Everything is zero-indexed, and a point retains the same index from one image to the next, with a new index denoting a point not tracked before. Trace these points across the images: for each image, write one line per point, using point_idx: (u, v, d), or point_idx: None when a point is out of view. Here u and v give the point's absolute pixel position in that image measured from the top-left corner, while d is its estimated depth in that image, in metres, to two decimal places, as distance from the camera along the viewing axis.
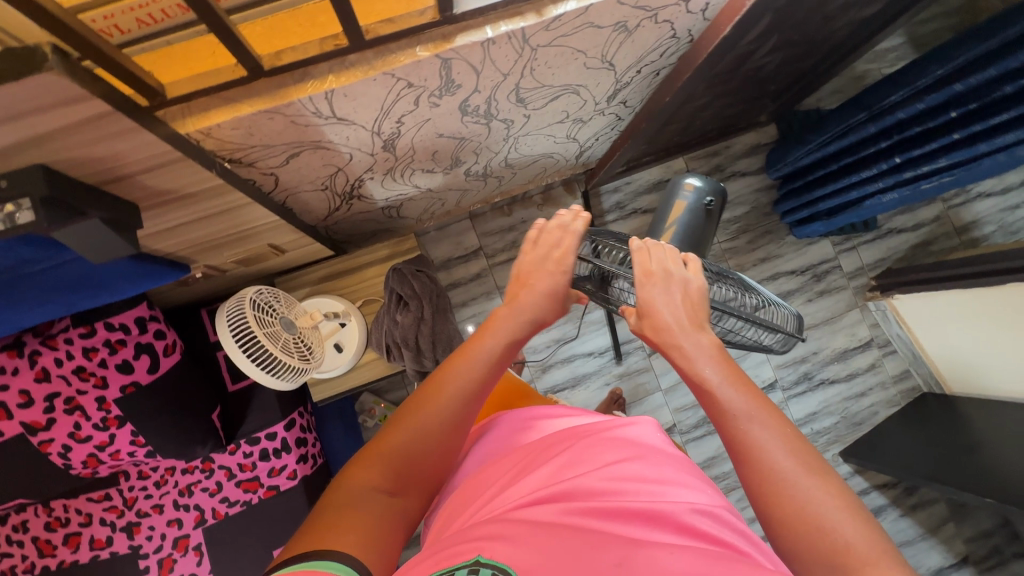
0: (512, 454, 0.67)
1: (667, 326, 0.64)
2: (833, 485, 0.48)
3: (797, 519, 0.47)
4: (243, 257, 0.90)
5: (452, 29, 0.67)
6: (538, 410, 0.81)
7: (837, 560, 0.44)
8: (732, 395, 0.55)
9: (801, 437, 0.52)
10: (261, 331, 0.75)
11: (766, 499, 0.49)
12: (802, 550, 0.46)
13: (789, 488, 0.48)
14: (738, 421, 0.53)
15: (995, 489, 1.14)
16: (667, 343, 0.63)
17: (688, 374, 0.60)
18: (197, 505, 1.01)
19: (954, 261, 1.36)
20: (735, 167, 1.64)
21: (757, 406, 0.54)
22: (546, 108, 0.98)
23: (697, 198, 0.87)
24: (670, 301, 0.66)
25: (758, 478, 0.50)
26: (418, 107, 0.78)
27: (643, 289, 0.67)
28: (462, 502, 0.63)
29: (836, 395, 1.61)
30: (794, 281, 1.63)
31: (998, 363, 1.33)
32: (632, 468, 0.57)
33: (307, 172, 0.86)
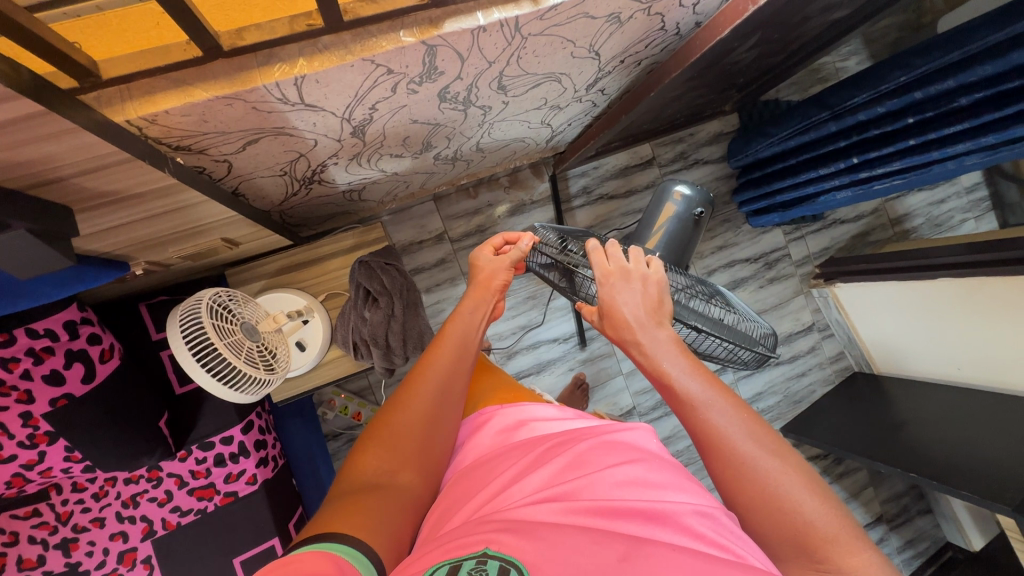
0: (507, 456, 0.66)
1: (627, 322, 0.66)
2: (794, 468, 0.52)
3: (760, 500, 0.51)
4: (191, 252, 0.80)
5: (439, 14, 0.60)
6: (528, 409, 0.79)
7: (801, 538, 0.49)
8: (691, 384, 0.58)
9: (759, 421, 0.56)
10: (222, 340, 0.68)
11: (732, 483, 0.53)
12: (771, 532, 0.51)
13: (751, 471, 0.52)
14: (699, 409, 0.57)
15: (917, 463, 1.28)
16: (627, 338, 0.65)
17: (648, 367, 0.63)
18: (144, 516, 0.94)
19: (891, 254, 1.46)
20: (697, 155, 1.66)
21: (714, 393, 0.57)
22: (526, 95, 0.93)
23: (684, 207, 0.92)
24: (630, 296, 0.67)
25: (721, 460, 0.54)
26: (394, 94, 0.71)
27: (604, 286, 0.69)
28: (450, 504, 0.61)
29: (780, 375, 1.73)
30: (747, 268, 1.69)
31: (922, 347, 1.47)
32: (634, 469, 0.57)
33: (265, 158, 0.78)
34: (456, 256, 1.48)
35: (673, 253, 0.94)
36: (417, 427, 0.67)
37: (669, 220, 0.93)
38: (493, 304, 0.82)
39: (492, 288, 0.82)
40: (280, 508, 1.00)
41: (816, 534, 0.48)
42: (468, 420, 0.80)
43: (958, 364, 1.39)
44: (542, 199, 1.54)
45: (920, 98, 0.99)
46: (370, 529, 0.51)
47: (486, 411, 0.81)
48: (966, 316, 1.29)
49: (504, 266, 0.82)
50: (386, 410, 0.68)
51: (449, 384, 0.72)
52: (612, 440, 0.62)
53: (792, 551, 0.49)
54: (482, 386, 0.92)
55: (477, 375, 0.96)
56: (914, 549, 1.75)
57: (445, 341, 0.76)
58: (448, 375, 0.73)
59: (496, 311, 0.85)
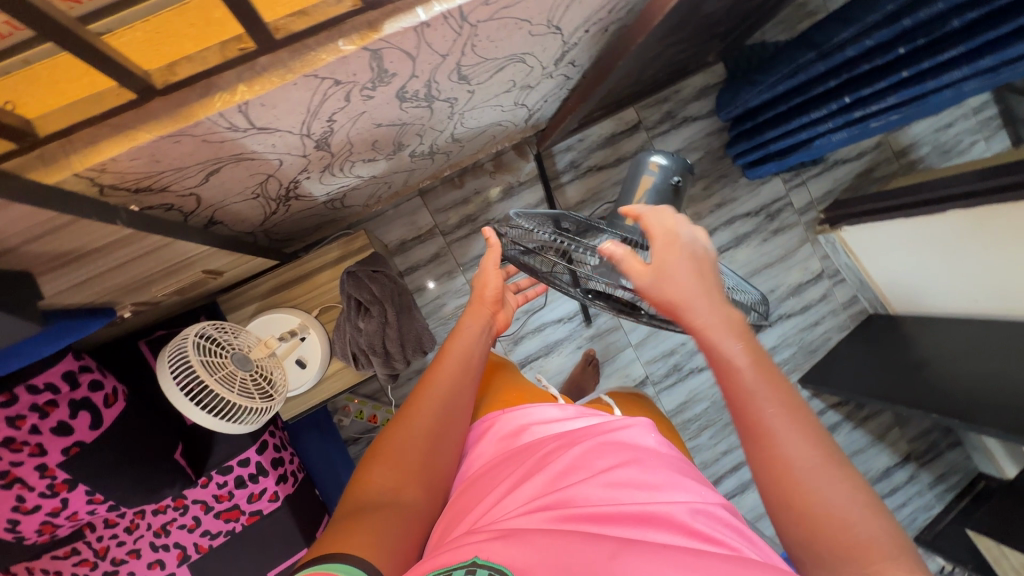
0: (510, 461, 0.66)
1: (693, 296, 0.59)
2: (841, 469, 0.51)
3: (805, 503, 0.50)
4: (176, 288, 0.80)
5: (378, 15, 0.58)
6: (531, 410, 0.77)
7: (852, 550, 0.47)
8: (760, 389, 0.55)
9: (817, 430, 0.54)
10: (212, 377, 0.68)
11: (779, 485, 0.52)
12: (815, 535, 0.49)
13: (800, 474, 0.51)
14: (759, 404, 0.55)
15: (943, 407, 1.26)
16: (692, 315, 0.59)
17: (712, 354, 0.59)
18: (176, 542, 0.96)
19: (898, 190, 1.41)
20: (686, 113, 1.58)
21: (780, 401, 0.55)
22: (491, 80, 0.90)
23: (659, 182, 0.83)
24: (678, 270, 0.60)
25: (770, 461, 0.53)
26: (349, 102, 0.69)
27: (663, 252, 0.61)
28: (458, 512, 0.61)
29: (793, 327, 1.66)
30: (749, 223, 1.63)
31: (938, 283, 1.42)
32: (625, 469, 0.57)
33: (231, 184, 0.77)
34: (450, 249, 1.46)
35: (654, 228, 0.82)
36: (421, 439, 0.67)
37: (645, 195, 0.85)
38: (491, 316, 0.83)
39: (485, 295, 0.82)
40: (307, 519, 1.03)
41: (873, 547, 0.47)
42: (474, 425, 0.80)
43: (976, 297, 1.35)
44: (529, 179, 1.50)
45: (910, 27, 0.93)
46: (375, 541, 0.53)
47: (488, 416, 0.80)
48: (980, 248, 1.24)
49: (493, 273, 0.81)
50: (396, 421, 0.70)
51: (453, 398, 0.72)
52: (609, 442, 0.62)
53: (840, 561, 0.48)
54: (491, 387, 0.91)
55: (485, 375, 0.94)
56: (947, 483, 1.75)
57: (445, 356, 0.76)
58: (453, 388, 0.73)
59: (498, 322, 0.85)
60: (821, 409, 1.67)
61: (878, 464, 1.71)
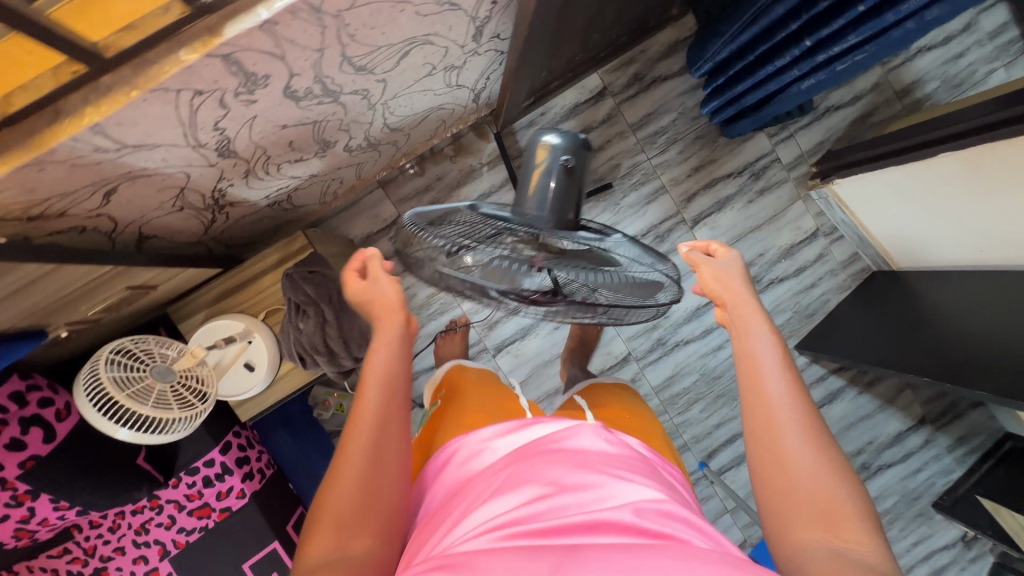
0: (467, 487, 0.69)
1: (739, 305, 0.72)
2: (834, 451, 0.64)
3: (791, 476, 0.63)
4: (107, 305, 0.83)
5: (216, 19, 0.56)
6: (483, 434, 0.79)
7: (829, 517, 0.60)
8: (779, 381, 0.67)
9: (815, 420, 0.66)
10: (124, 392, 0.71)
11: (775, 461, 0.64)
12: (798, 506, 0.61)
13: (794, 454, 0.63)
14: (772, 398, 0.67)
15: (938, 370, 1.18)
16: (738, 319, 0.72)
17: (744, 353, 0.71)
18: (156, 539, 1.03)
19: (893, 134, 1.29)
20: (654, 73, 1.48)
21: (793, 392, 0.67)
22: (400, 67, 0.87)
23: (547, 158, 0.69)
24: (732, 275, 0.74)
25: (771, 443, 0.65)
26: (230, 110, 0.68)
27: (716, 269, 0.74)
28: (422, 541, 0.65)
29: (786, 291, 1.57)
30: (732, 184, 1.53)
31: (938, 234, 1.31)
32: (571, 487, 0.62)
33: (141, 202, 0.78)
34: None
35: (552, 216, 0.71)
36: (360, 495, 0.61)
37: (536, 176, 0.70)
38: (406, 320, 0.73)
39: (392, 305, 0.72)
40: (275, 512, 1.07)
41: (843, 513, 0.60)
42: (434, 458, 0.81)
43: (980, 246, 1.24)
44: (491, 160, 1.46)
45: None
46: None
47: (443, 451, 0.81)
48: (980, 190, 1.13)
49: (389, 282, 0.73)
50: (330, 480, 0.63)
51: (385, 433, 0.65)
52: (560, 457, 0.67)
53: (816, 523, 0.60)
54: (450, 417, 0.91)
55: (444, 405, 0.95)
56: (968, 445, 1.63)
57: (363, 392, 0.67)
58: (383, 423, 0.65)
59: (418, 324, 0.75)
60: (821, 375, 1.58)
61: (888, 429, 1.61)
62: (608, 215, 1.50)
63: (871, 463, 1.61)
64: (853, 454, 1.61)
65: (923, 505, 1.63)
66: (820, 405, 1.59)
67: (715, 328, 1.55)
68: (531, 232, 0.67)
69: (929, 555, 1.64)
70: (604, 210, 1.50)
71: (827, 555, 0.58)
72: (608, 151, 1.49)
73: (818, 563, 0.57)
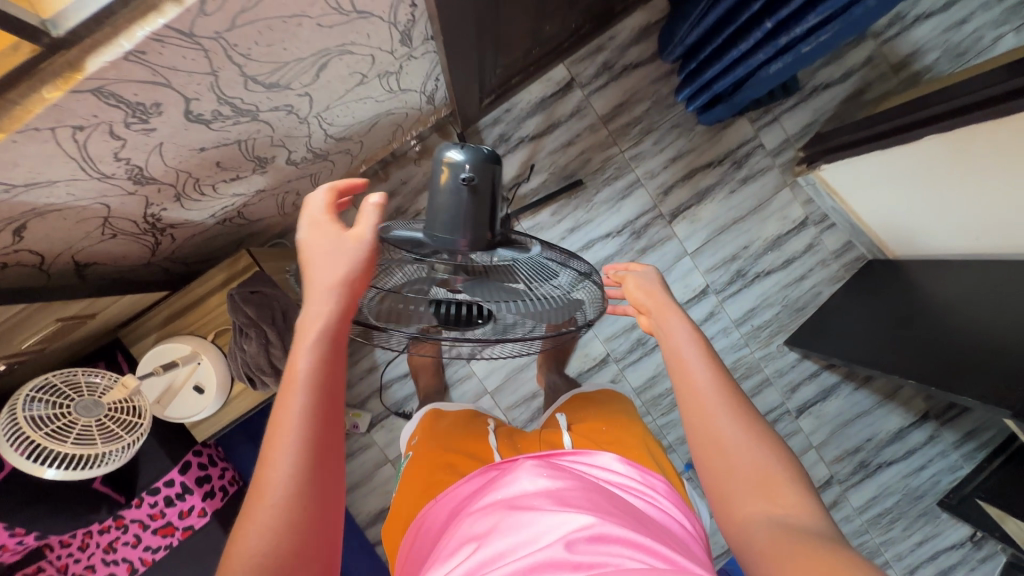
0: (436, 548, 0.70)
1: (656, 313, 0.70)
2: (758, 420, 0.61)
3: (725, 461, 0.59)
4: (43, 337, 0.82)
5: (77, 53, 0.53)
6: (453, 490, 0.81)
7: (766, 486, 0.56)
8: (700, 371, 0.64)
9: (740, 401, 0.62)
10: (42, 433, 0.73)
11: (709, 452, 0.60)
12: (735, 488, 0.57)
13: (725, 446, 0.59)
14: (699, 393, 0.63)
15: (921, 373, 1.11)
16: (658, 324, 0.70)
17: (668, 354, 0.67)
18: (124, 557, 1.04)
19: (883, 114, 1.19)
20: (625, 60, 1.40)
21: (715, 377, 0.63)
22: (321, 79, 0.83)
23: (448, 174, 0.63)
24: (651, 286, 0.73)
25: (701, 441, 0.61)
26: (127, 140, 0.66)
27: (633, 286, 0.74)
28: None
29: (774, 285, 1.49)
30: (712, 174, 1.45)
31: (931, 221, 1.21)
32: (512, 536, 0.62)
33: (61, 234, 0.77)
34: None
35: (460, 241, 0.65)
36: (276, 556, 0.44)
37: (436, 197, 0.64)
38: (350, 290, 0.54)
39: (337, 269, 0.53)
40: None
41: (773, 475, 0.56)
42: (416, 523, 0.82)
43: (977, 234, 1.14)
44: None
45: None
46: None
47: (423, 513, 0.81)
48: (967, 176, 1.04)
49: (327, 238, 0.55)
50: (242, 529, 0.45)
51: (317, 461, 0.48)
52: (511, 506, 0.68)
53: (754, 492, 0.56)
54: (427, 469, 0.90)
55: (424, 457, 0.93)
56: (977, 440, 1.54)
57: (300, 385, 0.50)
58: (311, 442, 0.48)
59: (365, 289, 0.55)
60: (814, 371, 1.51)
61: (888, 426, 1.53)
62: (581, 212, 1.44)
63: (870, 461, 1.54)
64: (850, 452, 1.53)
65: (927, 504, 1.55)
66: (813, 402, 1.52)
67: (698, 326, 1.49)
68: (446, 257, 0.65)
69: (935, 555, 1.56)
70: (577, 208, 1.44)
71: (766, 524, 0.53)
72: (578, 146, 1.42)
73: (758, 535, 0.52)
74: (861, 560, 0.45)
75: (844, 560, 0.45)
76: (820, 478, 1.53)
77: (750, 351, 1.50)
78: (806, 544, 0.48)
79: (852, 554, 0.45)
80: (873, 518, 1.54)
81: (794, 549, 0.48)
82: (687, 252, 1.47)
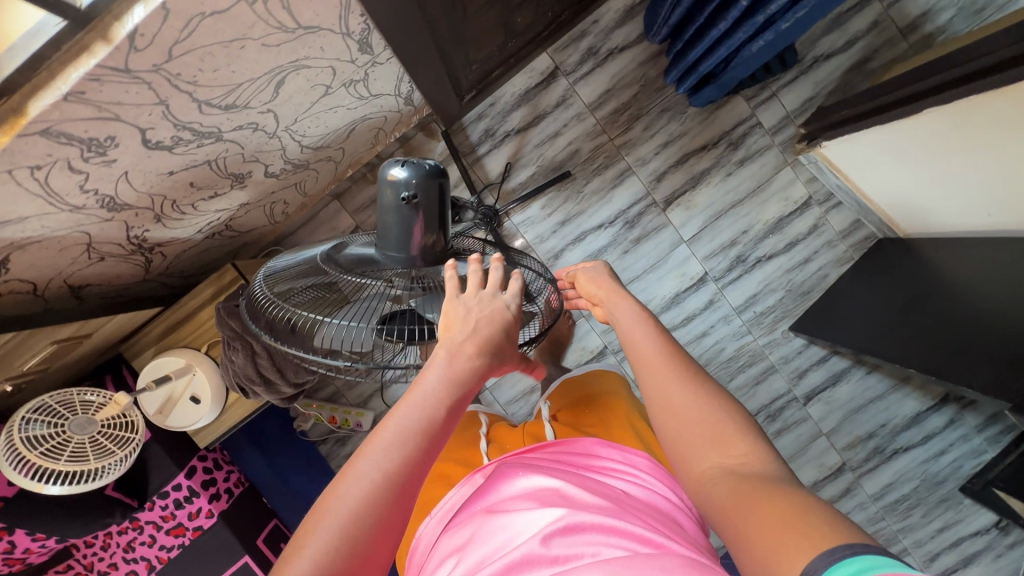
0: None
1: (606, 302, 0.70)
2: (708, 380, 0.58)
3: (685, 429, 0.54)
4: (42, 359, 0.90)
5: (19, 98, 0.56)
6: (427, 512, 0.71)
7: (724, 444, 0.52)
8: (648, 343, 0.62)
9: (689, 364, 0.60)
10: (39, 452, 0.80)
11: (668, 421, 0.56)
12: (696, 453, 0.53)
13: (679, 411, 0.55)
14: (649, 367, 0.60)
15: (922, 362, 1.07)
16: (609, 311, 0.69)
17: (620, 336, 0.65)
18: (143, 555, 1.11)
19: (886, 85, 1.13)
20: (610, 44, 1.35)
21: (663, 347, 0.61)
22: (282, 95, 0.84)
23: (390, 193, 0.62)
24: (600, 279, 0.72)
25: (660, 412, 0.57)
26: (88, 173, 0.69)
27: (586, 282, 0.74)
28: None
29: (776, 270, 1.43)
30: (707, 157, 1.40)
31: (940, 197, 1.15)
32: (484, 541, 0.54)
33: (47, 262, 0.81)
34: None
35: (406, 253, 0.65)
36: None
37: (382, 215, 0.64)
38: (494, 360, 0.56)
39: (482, 338, 0.54)
40: (244, 528, 1.14)
41: (724, 427, 0.53)
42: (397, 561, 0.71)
43: (991, 210, 1.07)
44: (443, 160, 1.41)
45: None
46: None
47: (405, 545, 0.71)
48: (973, 149, 0.98)
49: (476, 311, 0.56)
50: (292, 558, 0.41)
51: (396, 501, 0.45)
52: (485, 505, 0.60)
53: (711, 445, 0.53)
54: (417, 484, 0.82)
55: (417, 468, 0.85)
56: (1001, 423, 1.46)
57: (398, 427, 0.47)
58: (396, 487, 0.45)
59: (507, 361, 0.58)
60: (822, 357, 1.45)
61: (904, 411, 1.46)
62: (571, 204, 1.42)
63: (885, 447, 1.48)
64: (863, 438, 1.48)
65: (948, 490, 1.48)
66: (822, 388, 1.47)
67: (698, 315, 1.45)
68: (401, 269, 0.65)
69: (957, 542, 1.50)
70: (567, 200, 1.42)
71: (722, 477, 0.50)
72: (566, 137, 1.39)
73: (717, 491, 0.49)
74: (820, 504, 0.43)
75: (810, 509, 0.42)
76: (831, 465, 1.49)
77: (753, 339, 1.46)
78: (764, 494, 0.45)
79: (815, 503, 0.43)
80: (889, 505, 1.49)
81: (755, 502, 0.45)
82: (683, 240, 1.43)
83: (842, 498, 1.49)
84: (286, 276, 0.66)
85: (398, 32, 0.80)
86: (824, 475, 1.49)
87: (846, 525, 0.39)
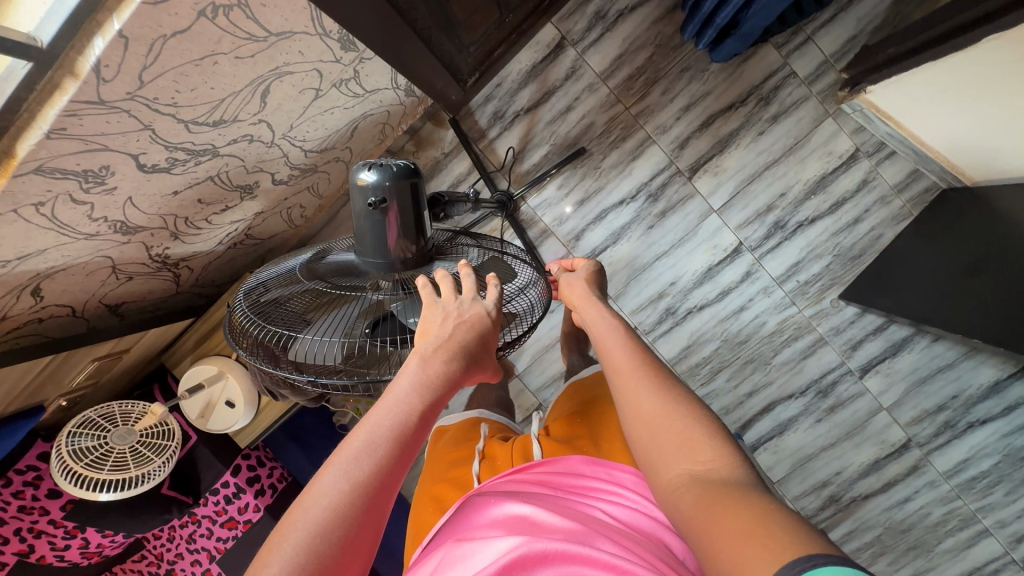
0: None
1: (585, 304, 0.69)
2: (678, 387, 0.54)
3: (652, 435, 0.51)
4: (90, 372, 1.00)
5: (8, 141, 0.59)
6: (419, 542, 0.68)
7: (693, 451, 0.48)
8: (620, 347, 0.60)
9: (664, 372, 0.57)
10: (83, 463, 0.90)
11: (640, 429, 0.52)
12: (664, 462, 0.49)
13: (649, 417, 0.52)
14: (620, 372, 0.58)
15: (990, 332, 0.95)
16: (586, 316, 0.68)
17: (595, 342, 0.64)
18: (203, 546, 1.21)
19: (944, 11, 0.98)
20: (619, 5, 1.25)
21: (637, 353, 0.59)
22: (270, 104, 0.83)
23: (359, 199, 0.61)
24: (581, 284, 0.73)
25: (632, 419, 0.54)
26: (93, 203, 0.72)
27: (567, 284, 0.74)
28: None
29: (821, 233, 1.31)
30: (735, 117, 1.28)
31: (1007, 139, 1.00)
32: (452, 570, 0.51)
33: (78, 287, 0.87)
34: None
35: (384, 257, 0.65)
36: None
37: (357, 221, 0.64)
38: (468, 364, 0.52)
39: (451, 344, 0.52)
40: None
41: (695, 432, 0.49)
42: None
43: None
44: (454, 148, 1.38)
45: None
46: None
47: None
48: None
49: (446, 318, 0.53)
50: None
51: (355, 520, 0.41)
52: (458, 534, 0.57)
53: (679, 452, 0.48)
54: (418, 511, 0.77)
55: (419, 497, 0.80)
56: None
57: (363, 440, 0.44)
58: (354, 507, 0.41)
59: (476, 374, 0.55)
60: (879, 325, 1.32)
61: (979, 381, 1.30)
62: (589, 181, 1.35)
63: (958, 421, 1.33)
64: (931, 412, 1.34)
65: None
66: (880, 358, 1.34)
67: (734, 289, 1.36)
68: (383, 272, 0.65)
69: None
70: (584, 177, 1.35)
71: (690, 486, 0.45)
72: (578, 112, 1.32)
73: (683, 502, 0.44)
74: (787, 513, 0.38)
75: (774, 518, 0.37)
76: (895, 441, 1.36)
77: (797, 310, 1.35)
78: (729, 502, 0.41)
79: (783, 511, 0.38)
80: (965, 483, 1.34)
81: (719, 512, 0.40)
82: (712, 210, 1.33)
83: (908, 476, 1.37)
84: (272, 290, 0.68)
85: (366, 26, 0.77)
86: (885, 453, 1.37)
87: (811, 534, 0.35)
